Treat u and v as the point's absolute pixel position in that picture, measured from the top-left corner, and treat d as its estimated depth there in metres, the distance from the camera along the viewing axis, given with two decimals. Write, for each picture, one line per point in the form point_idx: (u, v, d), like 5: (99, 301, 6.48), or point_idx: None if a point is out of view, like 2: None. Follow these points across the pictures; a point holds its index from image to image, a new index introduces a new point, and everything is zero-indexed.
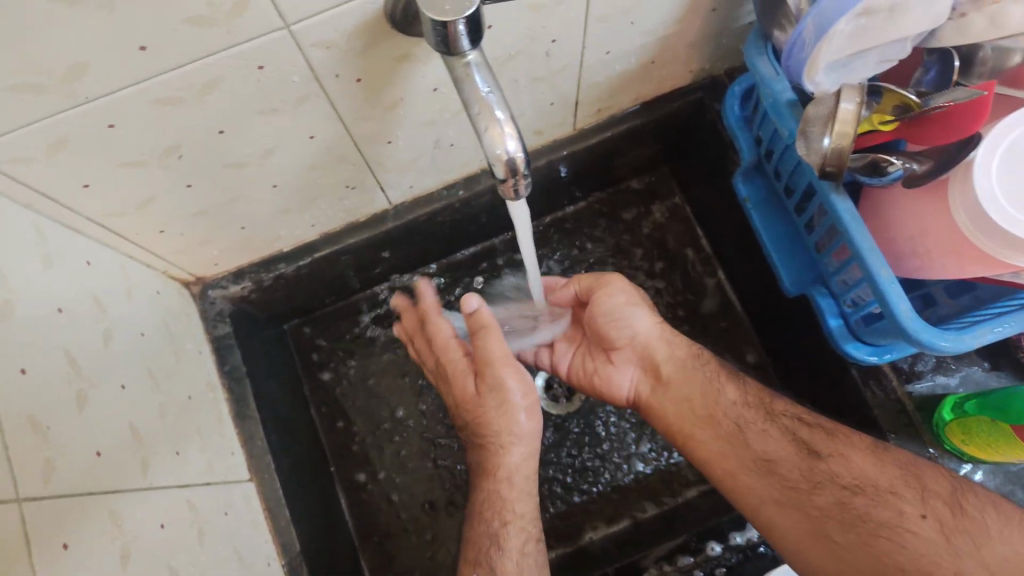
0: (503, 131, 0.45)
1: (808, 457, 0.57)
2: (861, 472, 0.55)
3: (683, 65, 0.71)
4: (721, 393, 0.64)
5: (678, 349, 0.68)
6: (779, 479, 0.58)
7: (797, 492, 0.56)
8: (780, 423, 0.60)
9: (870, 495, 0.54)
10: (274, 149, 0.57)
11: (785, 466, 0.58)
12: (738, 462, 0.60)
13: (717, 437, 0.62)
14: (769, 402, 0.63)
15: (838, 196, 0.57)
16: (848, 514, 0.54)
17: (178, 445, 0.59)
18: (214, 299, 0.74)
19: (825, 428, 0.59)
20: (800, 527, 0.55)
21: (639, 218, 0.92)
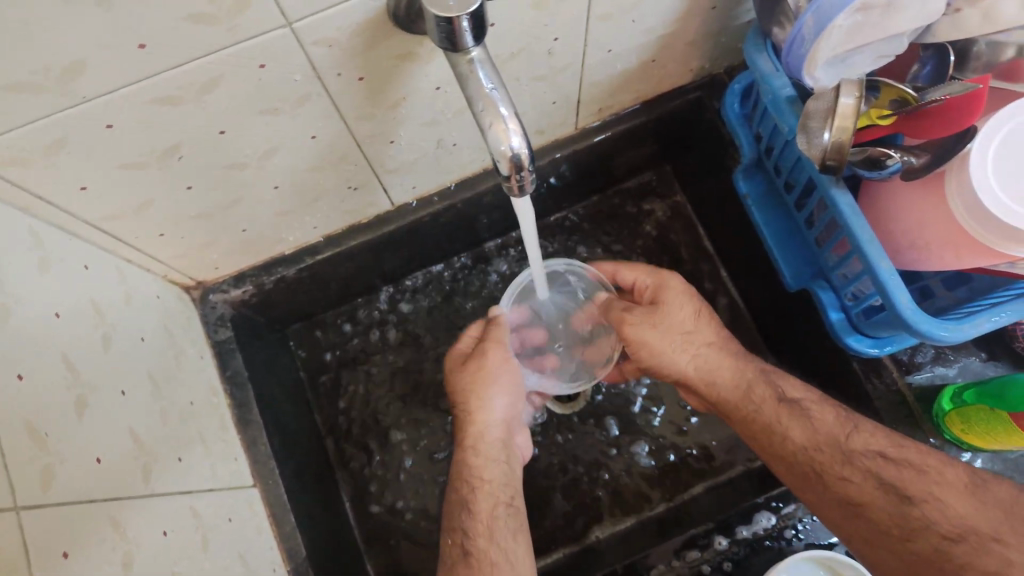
0: (509, 127, 0.44)
1: (897, 501, 0.53)
2: (958, 518, 0.51)
3: (682, 64, 0.71)
4: (789, 429, 0.59)
5: (730, 381, 0.64)
6: (869, 524, 0.54)
7: (891, 539, 0.53)
8: (861, 466, 0.55)
9: (969, 543, 0.50)
10: (275, 150, 0.57)
11: (875, 509, 0.54)
12: (822, 502, 0.57)
13: (791, 477, 0.59)
14: (846, 439, 0.57)
15: (838, 190, 0.57)
16: (946, 562, 0.50)
17: (180, 451, 0.58)
18: (214, 303, 0.73)
19: (907, 463, 0.54)
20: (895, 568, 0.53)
21: (638, 217, 0.92)
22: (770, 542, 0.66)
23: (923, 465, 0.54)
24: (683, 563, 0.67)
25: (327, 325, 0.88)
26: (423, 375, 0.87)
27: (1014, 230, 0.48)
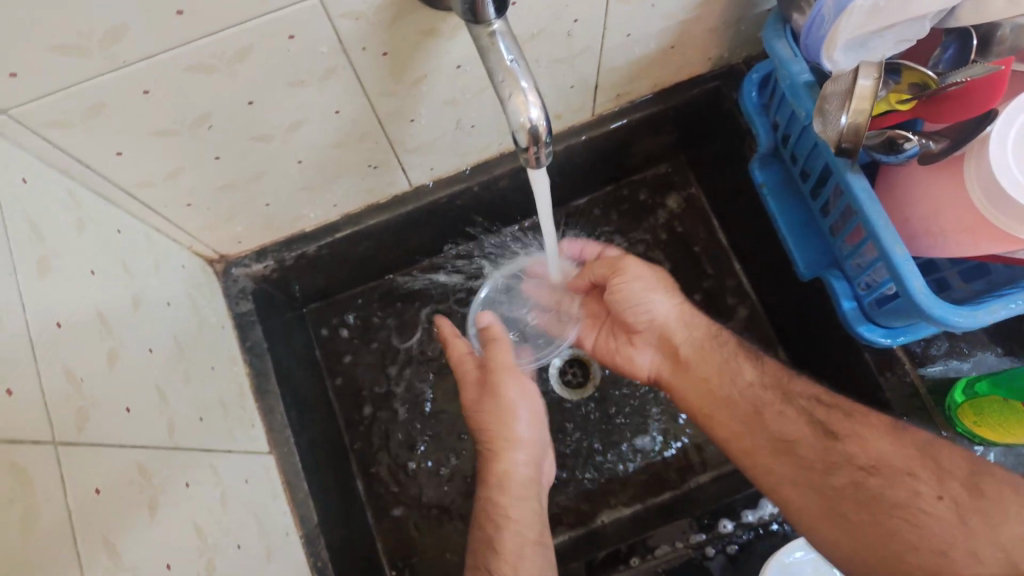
0: (528, 100, 0.46)
1: (824, 438, 0.59)
2: (875, 451, 0.56)
3: (701, 52, 0.72)
4: (730, 371, 0.67)
5: (696, 332, 0.70)
6: (796, 459, 0.59)
7: (811, 472, 0.58)
8: (797, 404, 0.62)
9: (885, 476, 0.54)
10: (301, 123, 0.59)
11: (804, 446, 0.59)
12: (757, 442, 0.62)
13: (736, 417, 0.64)
14: (787, 382, 0.64)
15: (854, 175, 0.58)
16: (860, 493, 0.55)
17: (202, 412, 0.60)
18: (236, 277, 0.75)
19: (843, 407, 0.60)
20: (812, 502, 0.57)
21: (654, 208, 0.93)
22: (775, 527, 0.67)
23: (859, 413, 0.59)
24: (688, 544, 0.67)
25: (344, 305, 0.91)
26: (437, 357, 0.89)
27: None
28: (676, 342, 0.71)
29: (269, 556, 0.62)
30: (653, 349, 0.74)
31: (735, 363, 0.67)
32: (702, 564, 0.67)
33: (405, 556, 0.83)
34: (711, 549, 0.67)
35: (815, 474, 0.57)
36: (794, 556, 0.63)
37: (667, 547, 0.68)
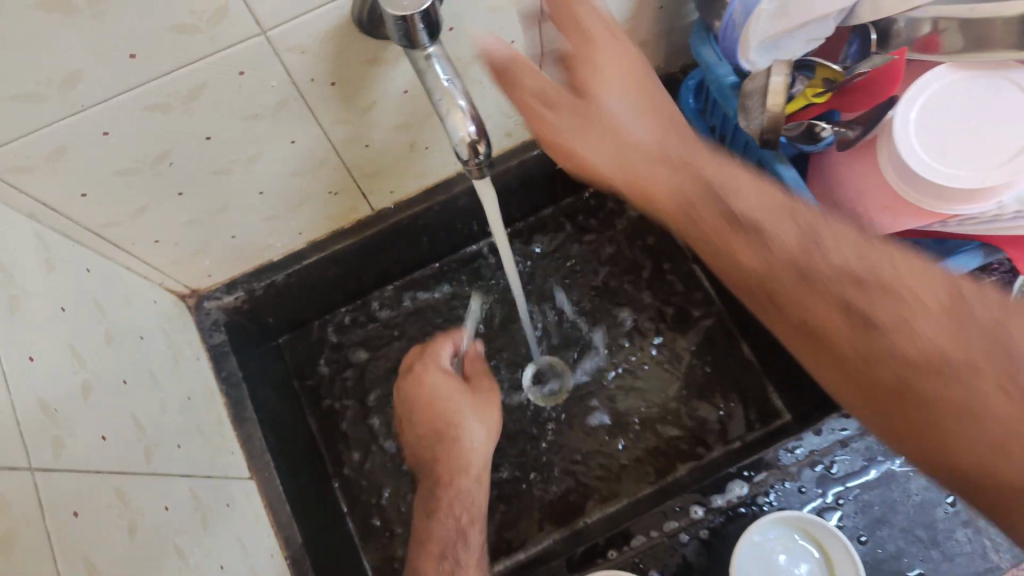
0: (465, 116, 0.50)
1: (927, 379, 0.40)
2: (1003, 421, 0.37)
3: None
4: (808, 297, 0.44)
5: (750, 245, 0.46)
6: (912, 405, 0.40)
7: (926, 431, 0.40)
8: (882, 338, 0.41)
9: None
10: (259, 154, 0.62)
11: (918, 386, 0.40)
12: (844, 374, 0.43)
13: (805, 334, 0.45)
14: (854, 295, 0.42)
15: (782, 166, 0.62)
16: (971, 473, 0.39)
17: (179, 439, 0.62)
18: (209, 310, 0.78)
19: (898, 260, 0.43)
20: (919, 450, 0.41)
21: (613, 215, 0.96)
22: (745, 509, 0.69)
23: (900, 289, 0.41)
24: (665, 533, 0.69)
25: (318, 333, 0.93)
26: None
27: (956, 192, 0.52)
28: (670, 191, 0.49)
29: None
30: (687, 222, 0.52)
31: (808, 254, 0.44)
32: (677, 551, 0.68)
33: None
34: (685, 535, 0.69)
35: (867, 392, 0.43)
36: (764, 533, 0.66)
37: (643, 538, 0.69)
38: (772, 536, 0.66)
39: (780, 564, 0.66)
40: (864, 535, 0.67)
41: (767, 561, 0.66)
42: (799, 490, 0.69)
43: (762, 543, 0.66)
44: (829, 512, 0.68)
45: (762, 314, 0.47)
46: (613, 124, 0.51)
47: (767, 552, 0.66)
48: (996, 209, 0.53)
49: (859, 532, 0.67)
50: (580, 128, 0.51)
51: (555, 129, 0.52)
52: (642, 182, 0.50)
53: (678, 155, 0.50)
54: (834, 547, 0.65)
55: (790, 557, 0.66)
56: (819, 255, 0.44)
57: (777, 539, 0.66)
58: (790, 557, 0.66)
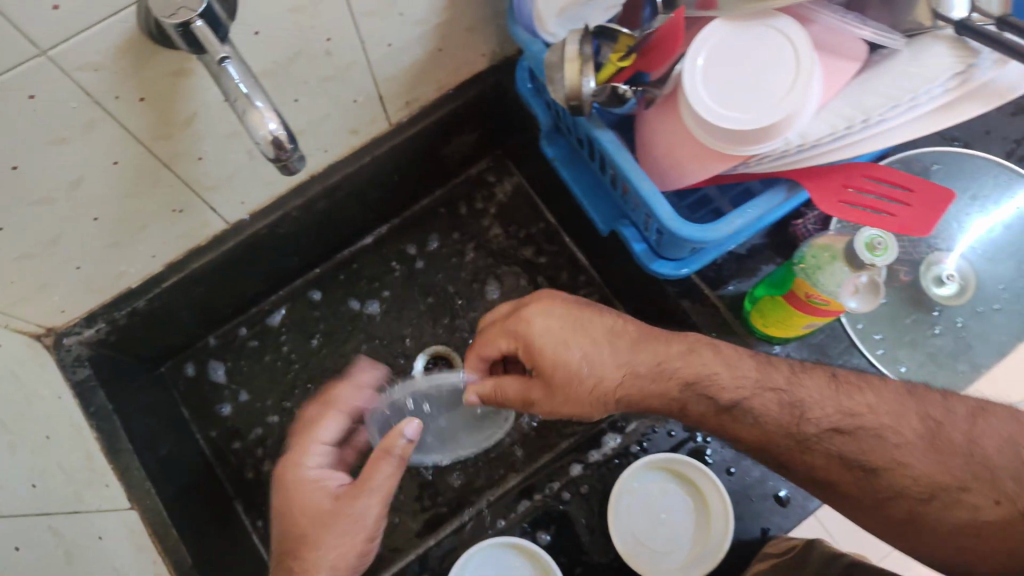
0: (264, 115, 0.50)
1: (916, 514, 0.52)
2: (928, 479, 0.51)
3: (473, 49, 0.78)
4: (807, 458, 0.55)
5: (775, 433, 0.56)
6: (908, 527, 0.53)
7: (905, 518, 0.53)
8: (862, 470, 0.53)
9: (941, 499, 0.51)
10: (81, 180, 0.61)
11: (897, 516, 0.53)
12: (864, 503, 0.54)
13: (847, 475, 0.54)
14: (848, 461, 0.54)
15: (600, 130, 0.65)
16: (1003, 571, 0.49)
17: (35, 478, 0.60)
18: (69, 346, 0.75)
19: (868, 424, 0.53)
20: (898, 535, 0.54)
21: (485, 199, 0.98)
22: (619, 460, 0.74)
23: (873, 404, 0.54)
24: (547, 494, 0.73)
25: (200, 356, 0.91)
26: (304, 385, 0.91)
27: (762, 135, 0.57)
28: (636, 390, 0.60)
29: None
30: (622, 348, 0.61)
31: (839, 480, 0.54)
32: (560, 510, 0.72)
33: None
34: (566, 493, 0.73)
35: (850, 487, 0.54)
36: (641, 480, 0.72)
37: (527, 502, 0.73)
38: (650, 485, 0.72)
39: (657, 508, 0.71)
40: (732, 466, 0.71)
41: (644, 505, 0.71)
42: (666, 434, 0.73)
43: (638, 490, 0.71)
44: (698, 452, 0.72)
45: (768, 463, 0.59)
46: (573, 367, 0.60)
47: (645, 499, 0.71)
48: (783, 144, 0.58)
49: (727, 464, 0.72)
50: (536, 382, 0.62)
51: (560, 379, 0.60)
52: (635, 396, 0.61)
53: (689, 370, 0.59)
54: (703, 484, 0.70)
55: (667, 503, 0.71)
56: (844, 476, 0.54)
57: (654, 487, 0.72)
58: (667, 502, 0.71)
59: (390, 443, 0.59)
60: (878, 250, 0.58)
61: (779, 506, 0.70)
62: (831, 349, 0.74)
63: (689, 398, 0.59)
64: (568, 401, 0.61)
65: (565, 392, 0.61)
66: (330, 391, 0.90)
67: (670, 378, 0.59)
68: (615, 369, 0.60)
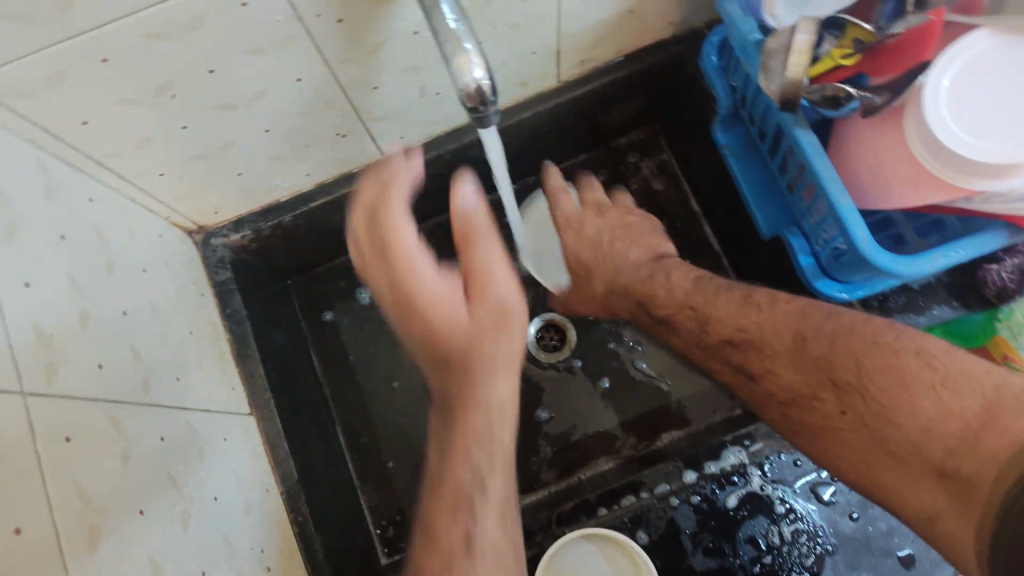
0: (471, 59, 0.48)
1: (836, 399, 0.58)
2: (789, 385, 0.61)
3: (663, 16, 0.73)
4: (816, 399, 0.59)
5: (827, 403, 0.58)
6: (845, 432, 0.57)
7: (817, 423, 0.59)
8: (839, 415, 0.57)
9: (801, 405, 0.61)
10: (265, 92, 0.60)
11: (838, 376, 0.57)
12: (809, 408, 0.60)
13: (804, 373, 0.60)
14: (822, 391, 0.59)
15: (801, 129, 0.59)
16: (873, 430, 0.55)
17: (178, 371, 0.63)
18: (215, 246, 0.77)
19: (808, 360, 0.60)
20: (855, 458, 0.56)
21: (627, 173, 0.93)
22: (738, 475, 0.70)
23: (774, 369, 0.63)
24: (654, 495, 0.70)
25: (323, 277, 0.92)
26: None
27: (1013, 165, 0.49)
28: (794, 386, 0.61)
29: (249, 510, 0.64)
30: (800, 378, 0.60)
31: (834, 366, 0.57)
32: (666, 513, 0.70)
33: (388, 515, 0.85)
34: (676, 499, 0.70)
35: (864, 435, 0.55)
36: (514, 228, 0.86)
37: (632, 498, 0.70)
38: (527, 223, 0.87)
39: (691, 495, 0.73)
40: (856, 512, 0.69)
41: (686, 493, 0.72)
42: (793, 463, 0.70)
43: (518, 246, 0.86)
44: (820, 485, 0.70)
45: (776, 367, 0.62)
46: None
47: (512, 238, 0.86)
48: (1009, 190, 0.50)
49: (851, 508, 0.69)
50: (821, 363, 0.59)
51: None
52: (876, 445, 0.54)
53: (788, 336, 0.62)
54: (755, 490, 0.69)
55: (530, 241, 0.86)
56: (838, 364, 0.57)
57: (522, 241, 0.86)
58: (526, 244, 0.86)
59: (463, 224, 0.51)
60: None
61: (901, 566, 0.67)
62: None
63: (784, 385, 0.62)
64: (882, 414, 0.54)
65: (893, 448, 0.53)
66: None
67: (863, 397, 0.55)
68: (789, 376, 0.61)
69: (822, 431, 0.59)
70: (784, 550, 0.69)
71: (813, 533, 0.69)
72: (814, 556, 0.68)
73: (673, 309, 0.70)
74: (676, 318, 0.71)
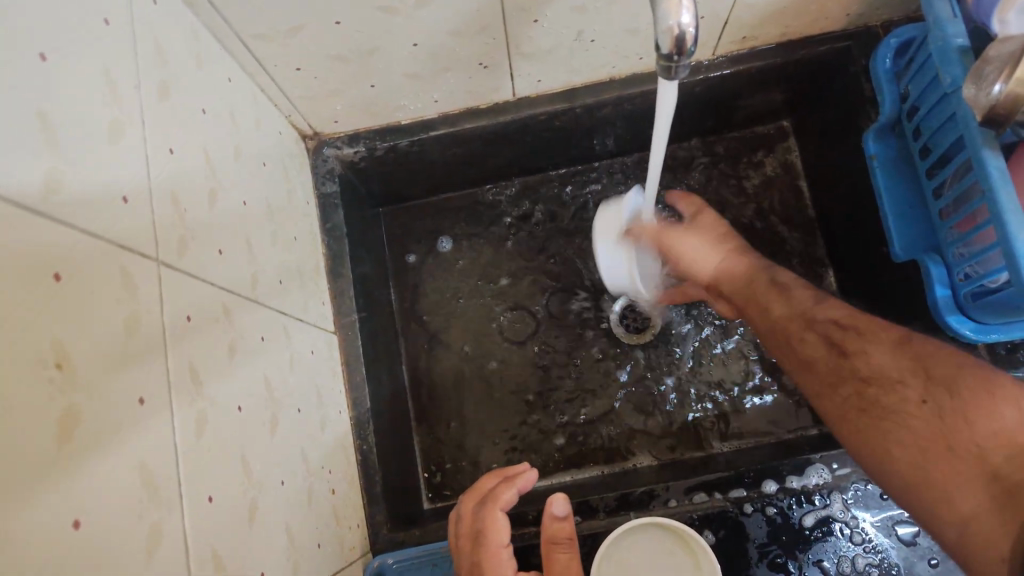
0: (681, 2, 0.43)
1: (920, 391, 0.52)
2: (875, 365, 0.56)
3: (843, 5, 0.68)
4: (897, 392, 0.54)
5: (903, 396, 0.53)
6: (910, 431, 0.51)
7: (881, 411, 0.54)
8: (921, 410, 0.51)
9: (879, 386, 0.55)
10: (428, 2, 0.57)
11: (931, 369, 0.53)
12: (877, 395, 0.55)
13: (896, 357, 0.55)
14: (908, 380, 0.54)
15: (990, 151, 0.54)
16: (943, 425, 0.50)
17: (281, 275, 0.60)
18: (326, 157, 0.74)
19: (910, 354, 0.55)
20: (912, 456, 0.50)
21: (749, 166, 0.90)
22: (820, 496, 0.67)
23: (863, 351, 0.58)
24: (727, 498, 0.68)
25: (415, 211, 0.90)
26: (505, 282, 0.88)
27: None
28: (880, 377, 0.55)
29: (323, 428, 0.62)
30: (896, 370, 0.54)
31: (929, 360, 0.53)
32: (737, 519, 0.67)
33: (438, 462, 0.83)
34: (750, 506, 0.67)
35: (942, 429, 0.49)
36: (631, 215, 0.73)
37: (706, 496, 0.68)
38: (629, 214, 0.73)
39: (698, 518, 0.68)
40: (937, 559, 0.65)
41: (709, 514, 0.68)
42: (879, 495, 0.67)
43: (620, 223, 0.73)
44: (902, 525, 0.66)
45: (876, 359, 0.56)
46: None
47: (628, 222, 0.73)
48: None
49: (931, 554, 0.66)
50: (920, 359, 0.54)
51: None
52: (933, 443, 0.49)
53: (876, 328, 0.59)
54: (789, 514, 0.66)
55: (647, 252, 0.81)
56: (935, 360, 0.53)
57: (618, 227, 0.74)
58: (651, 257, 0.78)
59: (551, 531, 0.60)
60: None
61: None
62: None
63: (867, 370, 0.57)
64: (964, 408, 0.49)
65: (955, 443, 0.48)
66: (524, 296, 0.87)
67: (948, 393, 0.51)
68: (880, 365, 0.56)
69: (887, 415, 0.53)
70: None
71: (885, 570, 0.66)
72: None
73: (767, 288, 0.69)
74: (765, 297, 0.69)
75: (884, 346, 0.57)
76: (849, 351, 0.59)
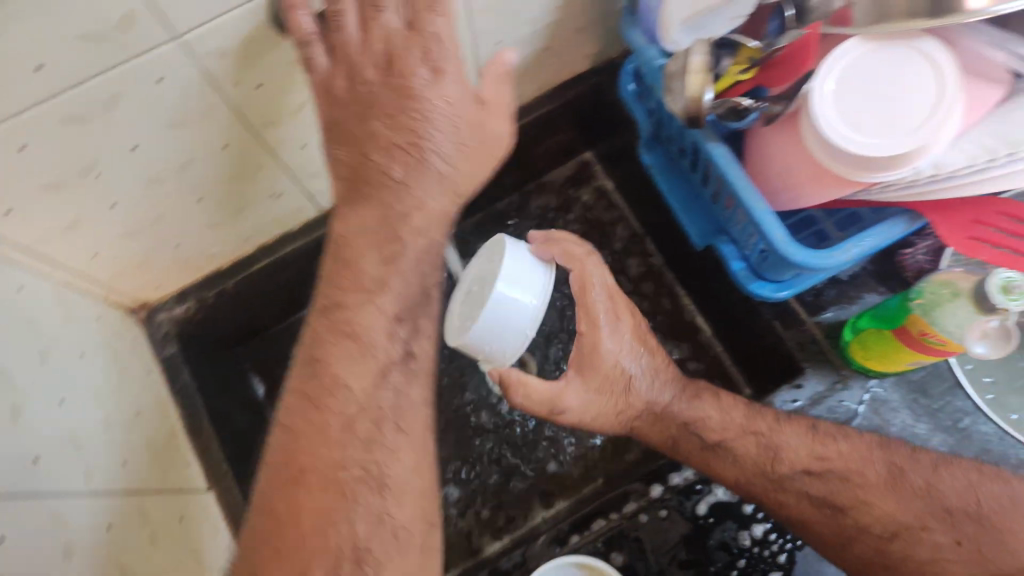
0: None
1: (948, 517, 0.61)
2: (883, 516, 0.62)
3: (577, 51, 0.77)
4: (913, 545, 0.61)
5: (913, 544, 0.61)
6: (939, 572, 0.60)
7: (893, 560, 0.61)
8: (934, 538, 0.61)
9: (900, 536, 0.61)
10: (193, 163, 0.61)
11: (951, 498, 0.61)
12: (891, 539, 0.61)
13: (886, 493, 0.62)
14: (937, 491, 0.61)
15: (712, 143, 0.63)
16: (940, 558, 0.60)
17: (124, 455, 0.61)
18: (160, 321, 0.76)
19: (914, 490, 0.62)
20: None
21: (568, 200, 0.97)
22: (700, 485, 0.71)
23: (862, 485, 0.63)
24: (623, 515, 0.72)
25: (274, 338, 0.92)
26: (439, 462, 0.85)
27: (866, 158, 0.53)
28: (894, 525, 0.62)
29: None
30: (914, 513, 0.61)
31: (944, 494, 0.61)
32: (636, 532, 0.71)
33: None
34: (644, 515, 0.71)
35: (978, 561, 0.59)
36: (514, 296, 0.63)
37: (603, 521, 0.72)
38: None
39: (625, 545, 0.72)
40: None
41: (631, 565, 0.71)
42: None
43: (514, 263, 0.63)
44: None
45: (858, 512, 0.62)
46: None
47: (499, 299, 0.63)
48: (912, 173, 0.54)
49: None
50: (938, 487, 0.61)
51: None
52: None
53: (850, 463, 0.63)
54: None
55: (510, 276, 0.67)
56: (947, 490, 0.61)
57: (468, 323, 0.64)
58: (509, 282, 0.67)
59: None
60: (1013, 295, 0.55)
61: None
62: (932, 387, 0.73)
63: (883, 527, 0.62)
64: (995, 553, 0.59)
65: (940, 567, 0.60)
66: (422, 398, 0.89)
67: (973, 522, 0.60)
68: (907, 515, 0.62)
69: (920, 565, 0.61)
70: (756, 552, 0.70)
71: (780, 528, 0.70)
72: (785, 553, 0.69)
73: (737, 436, 0.65)
74: (367, 326, 0.54)
75: (879, 485, 0.63)
76: (840, 512, 0.63)
